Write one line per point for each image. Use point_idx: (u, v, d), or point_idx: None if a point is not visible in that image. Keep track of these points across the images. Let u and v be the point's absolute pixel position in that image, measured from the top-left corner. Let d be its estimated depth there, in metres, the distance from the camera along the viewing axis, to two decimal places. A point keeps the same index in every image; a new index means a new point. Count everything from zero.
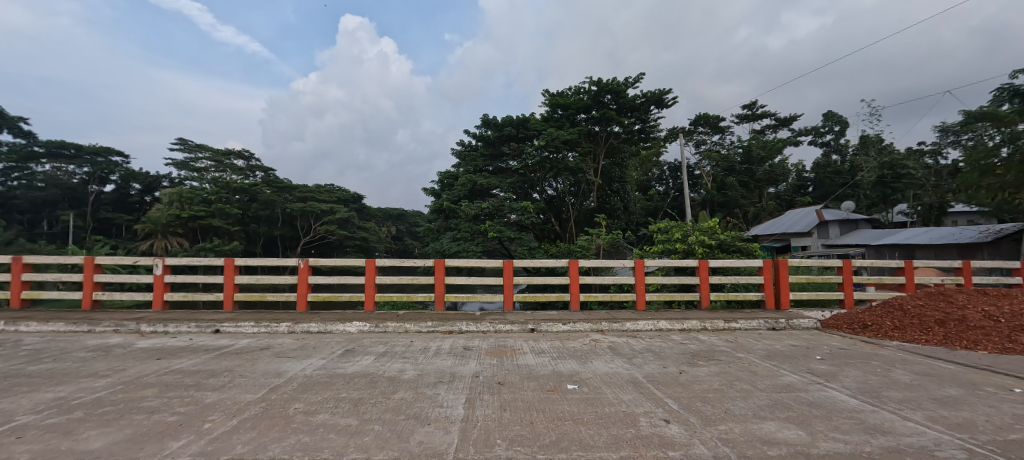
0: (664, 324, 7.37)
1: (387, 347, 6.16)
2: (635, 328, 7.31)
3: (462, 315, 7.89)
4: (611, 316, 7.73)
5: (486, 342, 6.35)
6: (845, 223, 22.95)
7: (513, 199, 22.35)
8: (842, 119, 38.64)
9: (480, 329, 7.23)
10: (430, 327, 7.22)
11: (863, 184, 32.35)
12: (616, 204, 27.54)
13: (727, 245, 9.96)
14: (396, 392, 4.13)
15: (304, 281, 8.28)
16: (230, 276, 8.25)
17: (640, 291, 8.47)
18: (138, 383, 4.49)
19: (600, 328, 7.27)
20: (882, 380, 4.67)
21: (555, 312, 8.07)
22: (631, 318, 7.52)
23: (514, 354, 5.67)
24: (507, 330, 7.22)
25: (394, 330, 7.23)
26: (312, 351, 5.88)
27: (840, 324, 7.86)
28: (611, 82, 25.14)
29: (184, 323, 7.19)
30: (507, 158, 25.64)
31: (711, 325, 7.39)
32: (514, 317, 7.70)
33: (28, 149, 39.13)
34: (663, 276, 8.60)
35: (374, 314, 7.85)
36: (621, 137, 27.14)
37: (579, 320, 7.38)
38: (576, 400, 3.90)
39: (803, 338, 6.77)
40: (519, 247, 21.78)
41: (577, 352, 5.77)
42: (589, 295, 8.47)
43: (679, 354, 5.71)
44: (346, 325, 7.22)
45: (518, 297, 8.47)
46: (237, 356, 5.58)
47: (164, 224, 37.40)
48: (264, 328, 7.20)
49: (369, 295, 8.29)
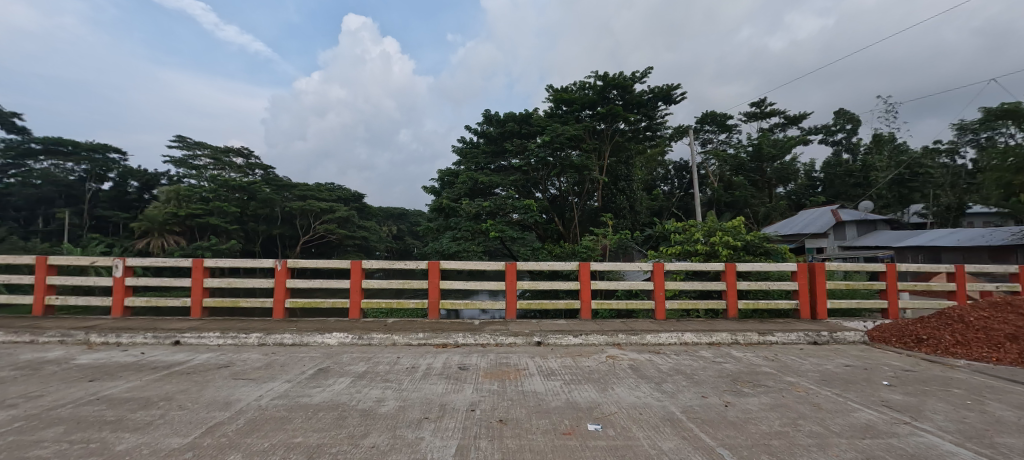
0: (691, 338, 6.44)
1: (368, 365, 5.21)
2: (657, 341, 6.36)
3: (458, 324, 6.93)
4: (628, 326, 6.77)
5: (485, 360, 5.41)
6: (863, 224, 21.89)
7: (515, 197, 21.50)
8: (853, 117, 37.58)
9: (479, 342, 6.28)
10: (421, 340, 6.27)
11: (877, 183, 31.26)
12: (622, 203, 26.82)
13: (754, 247, 8.95)
14: (366, 436, 3.18)
15: (281, 285, 7.36)
16: (199, 278, 7.34)
17: (659, 299, 7.53)
18: (44, 417, 3.55)
19: (617, 342, 6.33)
20: (983, 418, 3.69)
21: (564, 321, 7.12)
22: (652, 330, 6.55)
23: (519, 377, 4.70)
24: (510, 343, 6.27)
25: (380, 343, 6.29)
26: (280, 371, 4.95)
27: (889, 337, 6.89)
28: (618, 76, 24.15)
29: (140, 333, 6.28)
30: (509, 155, 24.80)
31: (743, 339, 6.47)
32: (518, 328, 6.74)
33: (25, 145, 37.86)
34: (685, 282, 7.65)
35: (358, 324, 6.90)
36: (627, 134, 26.25)
37: (593, 333, 6.41)
38: (603, 452, 2.94)
39: (855, 356, 5.80)
40: (522, 247, 20.95)
41: (594, 375, 4.81)
42: (602, 303, 7.52)
43: (717, 378, 4.75)
44: (325, 336, 6.28)
45: (522, 303, 7.53)
46: (187, 378, 4.65)
47: (160, 223, 36.54)
48: (230, 340, 6.26)
49: (354, 302, 7.36)
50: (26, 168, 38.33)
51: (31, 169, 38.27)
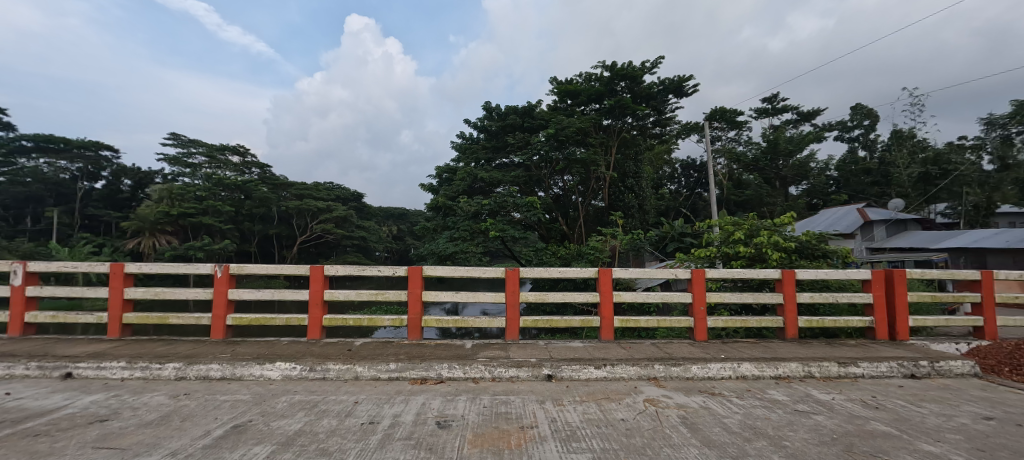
0: (750, 370, 4.87)
1: (309, 419, 3.62)
2: (707, 376, 4.80)
3: (446, 349, 5.40)
4: (664, 352, 5.21)
5: (475, 409, 3.83)
6: (892, 224, 20.24)
7: (517, 195, 19.80)
8: (871, 112, 35.87)
9: (469, 376, 4.71)
10: (393, 373, 4.69)
11: (900, 181, 29.53)
12: (630, 201, 25.11)
13: (809, 249, 7.33)
14: None
15: (220, 298, 5.81)
16: (117, 289, 5.82)
17: (698, 316, 5.96)
18: None
19: (652, 375, 4.77)
20: None
21: (581, 345, 5.56)
22: (699, 360, 4.97)
23: (525, 446, 3.11)
24: (510, 377, 4.71)
25: (337, 377, 4.71)
26: (172, 432, 3.36)
27: (1004, 369, 5.26)
28: (626, 66, 22.62)
29: (21, 363, 4.74)
30: (512, 151, 23.38)
31: (818, 372, 4.93)
32: (523, 354, 5.17)
33: (16, 143, 36.76)
34: (732, 294, 6.06)
35: (315, 348, 5.34)
36: (635, 129, 24.71)
37: (621, 364, 4.83)
38: None
39: (986, 402, 4.22)
40: (524, 248, 19.37)
41: (639, 442, 3.20)
42: (628, 320, 5.98)
43: (824, 447, 3.16)
44: (264, 368, 4.71)
45: (528, 321, 5.95)
46: (22, 448, 3.07)
47: (151, 222, 35.03)
48: (139, 373, 4.71)
49: (314, 319, 5.81)
50: (17, 166, 37.01)
51: (21, 166, 36.86)
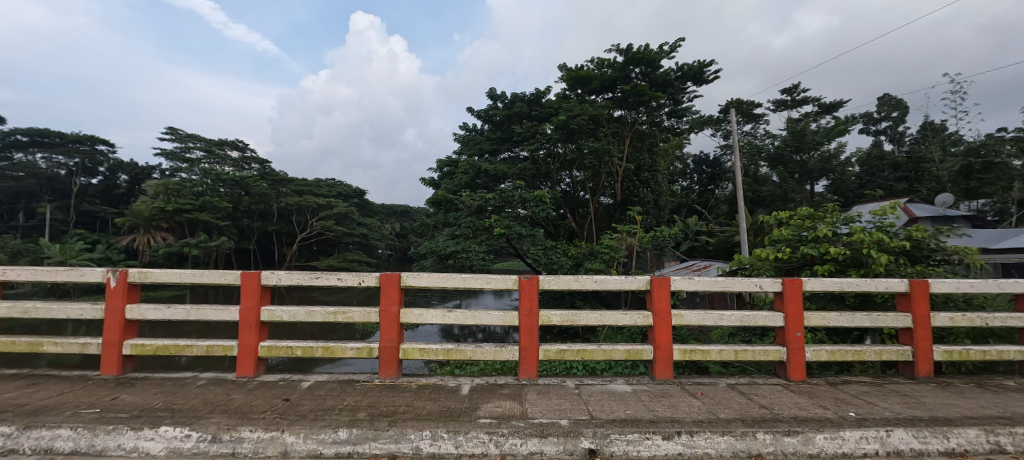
0: (907, 442, 3.09)
1: None
2: (842, 452, 3.03)
3: (433, 396, 3.64)
4: (764, 407, 3.43)
5: None
6: (941, 220, 18.17)
7: (525, 189, 17.91)
8: (900, 103, 33.68)
9: (464, 452, 2.95)
10: (343, 447, 2.94)
11: (935, 177, 27.18)
12: (646, 196, 22.75)
13: (923, 250, 5.54)
14: None
15: (115, 315, 4.11)
16: None
17: (794, 345, 4.19)
18: None
19: (754, 452, 2.99)
20: None
21: (629, 391, 3.81)
22: (825, 424, 3.18)
23: None
24: (531, 455, 2.94)
25: (252, 452, 2.94)
26: None
27: None
28: (641, 49, 20.68)
29: None
30: (519, 141, 21.50)
31: (1011, 444, 3.15)
32: (547, 410, 3.37)
33: (12, 137, 35.53)
34: (841, 315, 4.28)
35: (239, 395, 3.59)
36: (649, 121, 22.72)
37: (711, 434, 3.03)
38: None
39: None
40: (531, 246, 17.18)
41: None
42: (691, 352, 4.20)
43: None
44: (142, 438, 2.97)
45: (550, 352, 4.20)
46: None
47: (145, 219, 33.34)
48: None
49: (246, 348, 4.09)
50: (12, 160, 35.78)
51: (17, 161, 35.61)
